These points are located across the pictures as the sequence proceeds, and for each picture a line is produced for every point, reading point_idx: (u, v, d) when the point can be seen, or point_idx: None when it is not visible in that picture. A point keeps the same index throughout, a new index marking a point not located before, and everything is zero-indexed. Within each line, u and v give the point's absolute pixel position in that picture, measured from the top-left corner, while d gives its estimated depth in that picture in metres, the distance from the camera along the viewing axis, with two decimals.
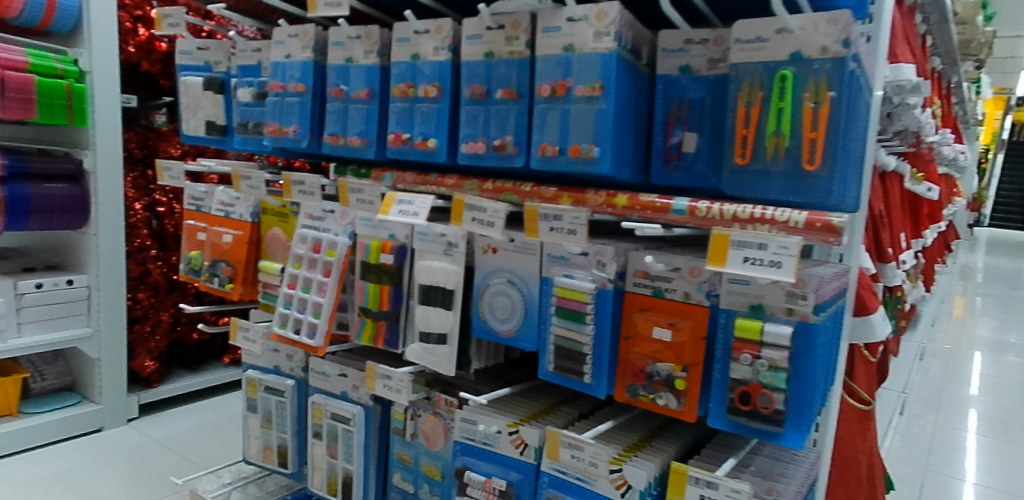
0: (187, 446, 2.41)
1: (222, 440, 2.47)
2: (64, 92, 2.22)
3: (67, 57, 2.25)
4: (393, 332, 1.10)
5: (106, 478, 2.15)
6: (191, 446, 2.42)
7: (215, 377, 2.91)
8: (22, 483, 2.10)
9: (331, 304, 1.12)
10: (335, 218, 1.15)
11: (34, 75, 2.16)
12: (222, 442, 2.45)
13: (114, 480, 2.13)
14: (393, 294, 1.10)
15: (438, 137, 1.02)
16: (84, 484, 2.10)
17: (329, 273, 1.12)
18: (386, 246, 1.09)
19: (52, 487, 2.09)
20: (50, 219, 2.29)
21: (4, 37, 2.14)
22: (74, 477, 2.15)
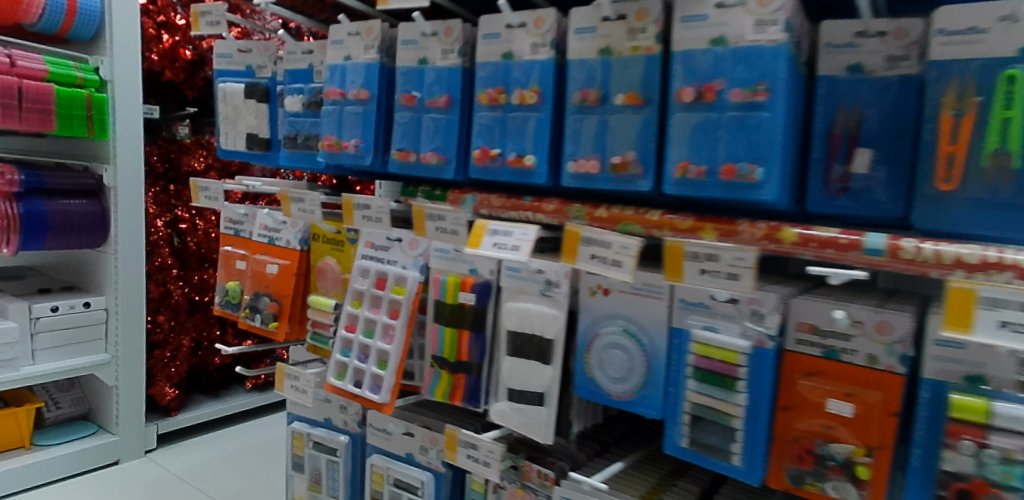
0: (207, 480, 2.22)
1: (245, 472, 2.29)
2: (84, 103, 2.07)
3: (88, 65, 2.10)
4: (473, 387, 0.91)
5: None
6: (211, 479, 2.23)
7: (238, 404, 2.71)
8: None
9: (399, 352, 0.94)
10: (403, 248, 0.97)
11: (52, 84, 2.01)
12: (245, 476, 2.26)
13: None
14: (473, 341, 0.91)
15: (537, 154, 0.83)
16: None
17: (397, 315, 0.94)
18: (466, 285, 0.91)
19: None
20: (68, 237, 2.13)
21: (22, 44, 1.99)
22: None
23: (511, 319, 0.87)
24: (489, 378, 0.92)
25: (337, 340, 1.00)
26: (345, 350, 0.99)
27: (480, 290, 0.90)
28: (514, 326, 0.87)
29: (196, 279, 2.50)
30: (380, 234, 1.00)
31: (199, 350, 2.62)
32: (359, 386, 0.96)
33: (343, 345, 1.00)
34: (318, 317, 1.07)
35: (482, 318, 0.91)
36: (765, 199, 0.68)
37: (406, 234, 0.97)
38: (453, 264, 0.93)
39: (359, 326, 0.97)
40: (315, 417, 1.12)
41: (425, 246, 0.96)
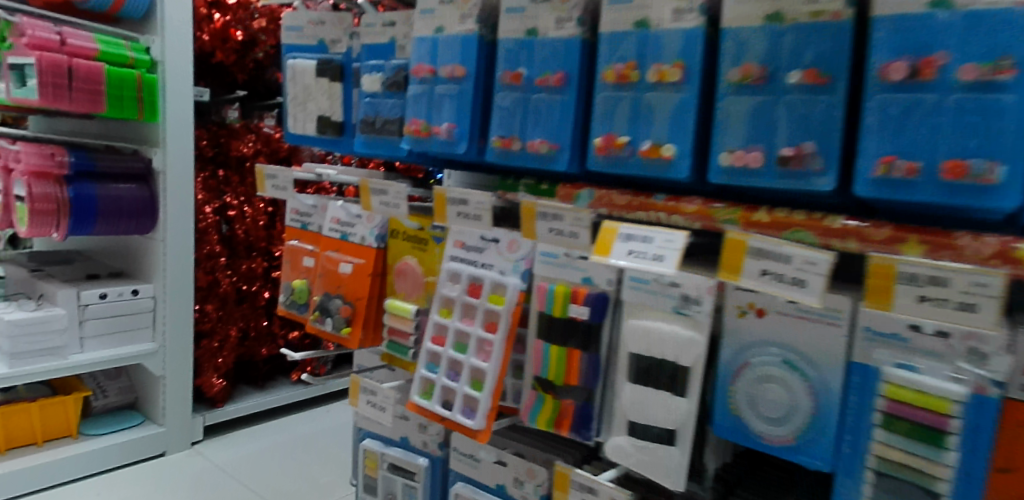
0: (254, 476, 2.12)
1: (292, 468, 2.19)
2: (135, 83, 1.98)
3: (139, 44, 2.02)
4: (584, 416, 0.77)
5: None
6: (258, 474, 2.14)
7: (286, 396, 2.64)
8: None
9: (497, 372, 0.81)
10: (502, 249, 0.84)
11: (103, 63, 1.93)
12: (293, 472, 2.15)
13: None
14: (584, 363, 0.77)
15: (677, 143, 0.68)
16: None
17: (495, 328, 0.81)
18: (578, 296, 0.76)
19: None
20: (117, 223, 2.05)
21: (73, 22, 1.91)
22: None
23: (634, 339, 0.73)
24: (604, 407, 0.78)
25: (422, 353, 0.87)
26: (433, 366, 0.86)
27: (594, 302, 0.76)
28: (638, 348, 0.73)
29: (245, 267, 2.43)
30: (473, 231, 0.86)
31: (246, 341, 2.54)
32: (448, 409, 0.84)
33: (430, 359, 0.87)
34: (397, 326, 0.95)
35: (599, 336, 0.77)
36: (1000, 206, 0.53)
37: (504, 232, 0.84)
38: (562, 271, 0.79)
39: (448, 339, 0.84)
40: (391, 435, 1.00)
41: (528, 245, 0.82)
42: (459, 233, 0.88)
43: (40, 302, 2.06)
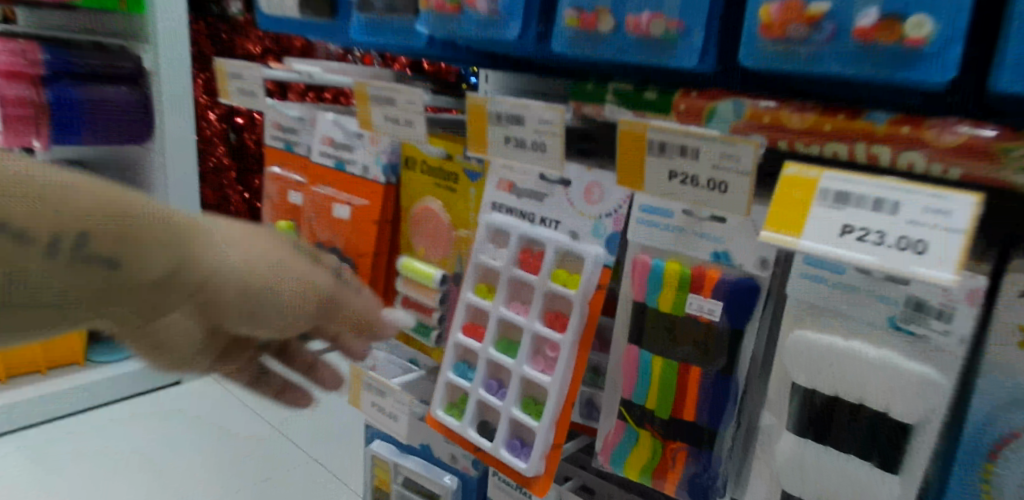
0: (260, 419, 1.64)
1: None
2: None
3: None
4: (704, 469, 0.48)
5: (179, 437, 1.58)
6: None
7: None
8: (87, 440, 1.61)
9: (566, 393, 0.52)
10: (574, 197, 0.53)
11: None
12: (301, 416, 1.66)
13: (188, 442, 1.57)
14: (708, 393, 0.47)
15: (936, 15, 0.33)
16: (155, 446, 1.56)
17: (563, 325, 0.52)
18: (705, 286, 0.46)
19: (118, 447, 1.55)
20: (109, 132, 1.73)
21: None
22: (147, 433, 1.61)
23: (804, 367, 0.43)
24: (735, 455, 0.49)
25: (450, 349, 0.59)
26: (466, 370, 0.58)
27: (733, 299, 0.45)
28: (812, 380, 0.43)
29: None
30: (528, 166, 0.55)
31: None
32: (488, 437, 0.56)
33: (462, 359, 0.59)
34: (415, 299, 0.66)
35: (737, 352, 0.46)
36: None
37: (579, 170, 0.52)
38: (677, 239, 0.47)
39: (489, 334, 0.56)
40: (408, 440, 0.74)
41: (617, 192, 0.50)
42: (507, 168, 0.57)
43: None
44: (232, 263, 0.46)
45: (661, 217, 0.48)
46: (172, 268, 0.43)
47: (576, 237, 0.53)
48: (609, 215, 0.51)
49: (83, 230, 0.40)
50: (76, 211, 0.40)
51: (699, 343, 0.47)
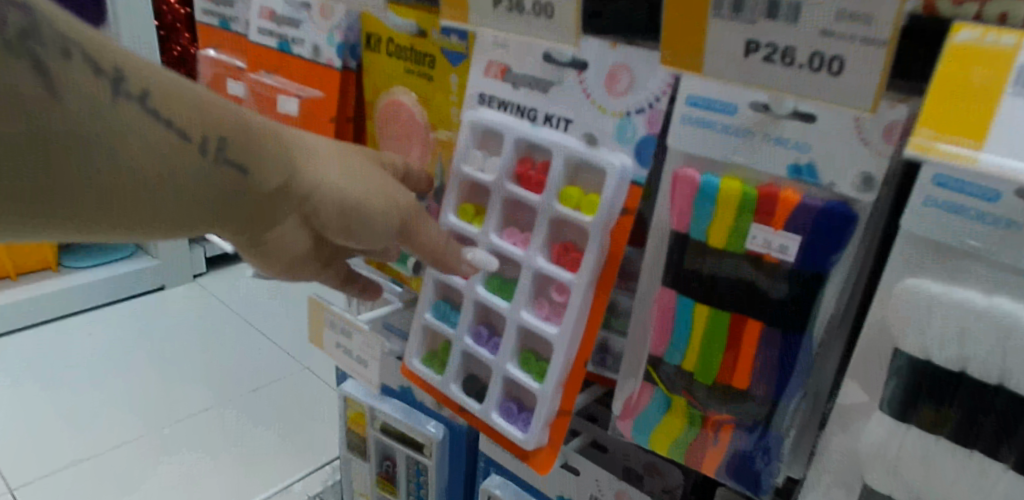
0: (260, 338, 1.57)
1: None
2: None
3: None
4: (748, 450, 0.37)
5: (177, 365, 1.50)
6: None
7: None
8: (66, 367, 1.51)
9: (578, 350, 0.41)
10: (591, 83, 0.39)
11: None
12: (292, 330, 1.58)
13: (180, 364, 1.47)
14: (773, 354, 0.35)
15: None
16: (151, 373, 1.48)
17: (574, 262, 0.40)
18: (778, 215, 0.33)
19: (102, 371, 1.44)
20: None
21: None
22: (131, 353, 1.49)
23: (916, 324, 0.31)
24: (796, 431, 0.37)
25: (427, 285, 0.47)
26: (448, 314, 0.46)
27: (818, 228, 0.32)
28: (927, 347, 0.31)
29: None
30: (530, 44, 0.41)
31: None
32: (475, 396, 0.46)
33: (443, 298, 0.48)
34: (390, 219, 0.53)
35: (815, 303, 0.33)
36: None
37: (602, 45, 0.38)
38: (740, 144, 0.34)
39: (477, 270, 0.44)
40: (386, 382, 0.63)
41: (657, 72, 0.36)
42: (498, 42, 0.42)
43: None
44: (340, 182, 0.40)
45: (716, 113, 0.34)
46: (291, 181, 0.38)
47: (594, 142, 0.39)
48: (641, 110, 0.37)
49: (225, 133, 0.35)
50: (210, 113, 0.35)
51: (763, 287, 0.34)
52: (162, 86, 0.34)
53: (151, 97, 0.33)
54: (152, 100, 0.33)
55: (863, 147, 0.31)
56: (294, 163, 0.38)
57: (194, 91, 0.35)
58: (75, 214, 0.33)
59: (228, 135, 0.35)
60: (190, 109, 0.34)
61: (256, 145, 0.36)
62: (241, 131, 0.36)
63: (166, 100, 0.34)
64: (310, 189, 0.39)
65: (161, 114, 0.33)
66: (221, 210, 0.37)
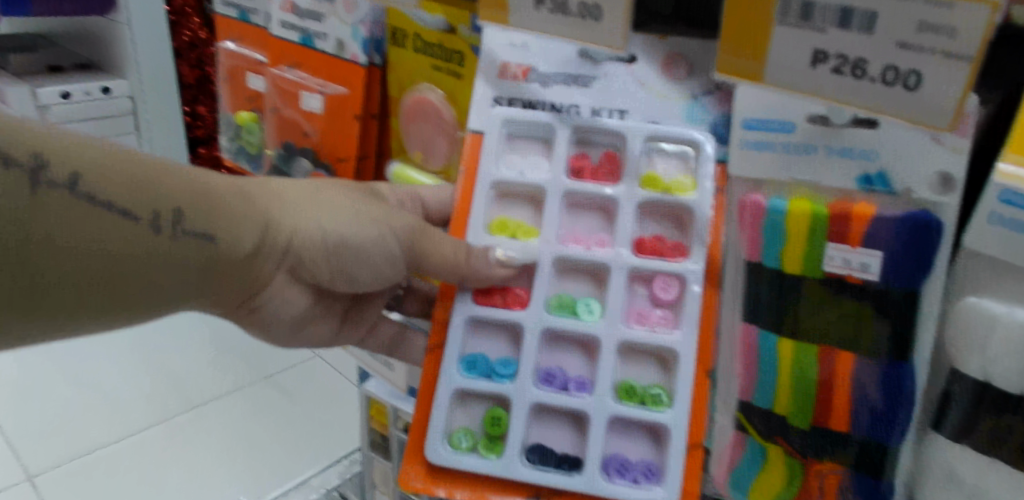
0: None
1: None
2: None
3: None
4: (862, 489, 0.35)
5: None
6: None
7: None
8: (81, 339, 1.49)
9: (696, 360, 0.40)
10: (643, 72, 0.41)
11: None
12: None
13: None
14: (875, 391, 0.34)
15: None
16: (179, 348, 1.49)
17: (676, 250, 0.42)
18: (853, 232, 0.33)
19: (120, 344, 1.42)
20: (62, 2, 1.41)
21: None
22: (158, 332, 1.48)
23: (978, 343, 0.30)
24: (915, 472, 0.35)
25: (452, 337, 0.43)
26: (494, 367, 0.43)
27: (904, 241, 0.32)
28: (989, 369, 0.30)
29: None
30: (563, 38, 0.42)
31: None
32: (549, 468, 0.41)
33: (467, 353, 0.44)
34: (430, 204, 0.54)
35: (913, 324, 0.33)
36: None
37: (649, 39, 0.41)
38: (796, 159, 0.34)
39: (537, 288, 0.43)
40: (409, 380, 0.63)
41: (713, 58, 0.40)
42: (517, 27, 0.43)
43: None
44: (317, 225, 0.43)
45: (774, 133, 0.35)
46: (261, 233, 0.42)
47: (657, 124, 0.41)
48: (709, 92, 0.40)
49: (178, 204, 0.38)
50: (154, 189, 0.38)
51: (855, 309, 0.34)
52: (108, 167, 0.37)
53: (96, 185, 0.36)
54: (87, 186, 0.36)
55: (937, 144, 0.32)
56: (266, 217, 0.42)
57: (137, 162, 0.38)
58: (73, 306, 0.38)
59: (183, 207, 0.38)
60: (136, 187, 0.37)
61: (220, 208, 0.40)
62: (196, 199, 0.39)
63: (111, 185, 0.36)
64: (284, 237, 0.43)
65: (106, 199, 0.36)
66: (202, 274, 0.41)
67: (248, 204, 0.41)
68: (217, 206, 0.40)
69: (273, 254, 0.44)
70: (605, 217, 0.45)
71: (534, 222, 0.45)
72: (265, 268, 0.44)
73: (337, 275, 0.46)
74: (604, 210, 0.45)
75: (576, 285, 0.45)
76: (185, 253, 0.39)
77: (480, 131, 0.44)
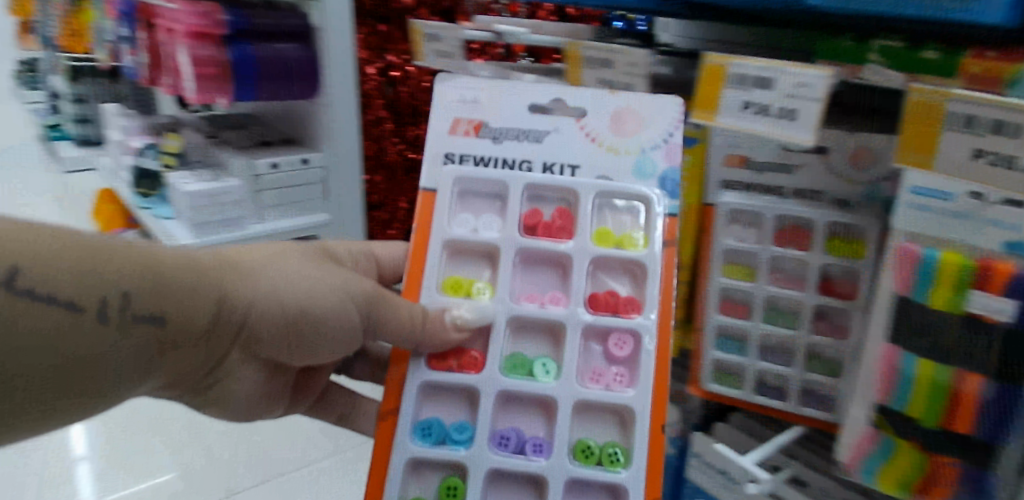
0: None
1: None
2: None
3: None
4: (973, 480, 0.55)
5: None
6: None
7: None
8: None
9: (649, 418, 0.63)
10: (603, 131, 0.68)
11: None
12: None
13: None
14: (988, 402, 0.53)
15: None
16: None
17: (628, 307, 0.66)
18: (993, 287, 0.52)
19: None
20: (281, 88, 1.65)
21: None
22: None
23: None
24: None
25: (407, 408, 0.64)
26: (451, 435, 0.64)
27: None
28: None
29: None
30: (521, 114, 0.70)
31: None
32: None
33: (421, 420, 0.65)
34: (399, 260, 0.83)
35: None
36: None
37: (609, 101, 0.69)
38: (962, 220, 0.53)
39: (492, 355, 0.65)
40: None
41: (666, 114, 0.68)
42: (468, 88, 0.70)
43: (217, 174, 1.73)
44: (256, 294, 0.59)
45: (937, 199, 0.54)
46: (217, 307, 0.58)
47: (606, 180, 0.68)
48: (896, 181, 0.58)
49: (127, 288, 0.53)
50: (100, 280, 0.52)
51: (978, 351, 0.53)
52: (59, 260, 0.51)
53: (35, 278, 0.49)
54: (28, 281, 0.49)
55: None
56: (221, 291, 0.57)
57: (80, 251, 0.52)
58: (49, 379, 0.52)
59: (131, 289, 0.53)
60: (82, 280, 0.51)
61: (168, 290, 0.54)
62: (142, 282, 0.53)
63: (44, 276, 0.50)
64: (234, 304, 0.58)
65: (47, 291, 0.49)
66: (153, 344, 0.56)
67: (200, 286, 0.56)
68: (162, 286, 0.54)
69: (230, 324, 0.59)
70: (560, 276, 0.70)
71: (483, 275, 0.70)
72: (212, 333, 0.59)
73: (274, 334, 0.62)
74: (559, 267, 0.70)
75: (530, 346, 0.68)
76: (135, 330, 0.54)
77: (433, 188, 0.68)
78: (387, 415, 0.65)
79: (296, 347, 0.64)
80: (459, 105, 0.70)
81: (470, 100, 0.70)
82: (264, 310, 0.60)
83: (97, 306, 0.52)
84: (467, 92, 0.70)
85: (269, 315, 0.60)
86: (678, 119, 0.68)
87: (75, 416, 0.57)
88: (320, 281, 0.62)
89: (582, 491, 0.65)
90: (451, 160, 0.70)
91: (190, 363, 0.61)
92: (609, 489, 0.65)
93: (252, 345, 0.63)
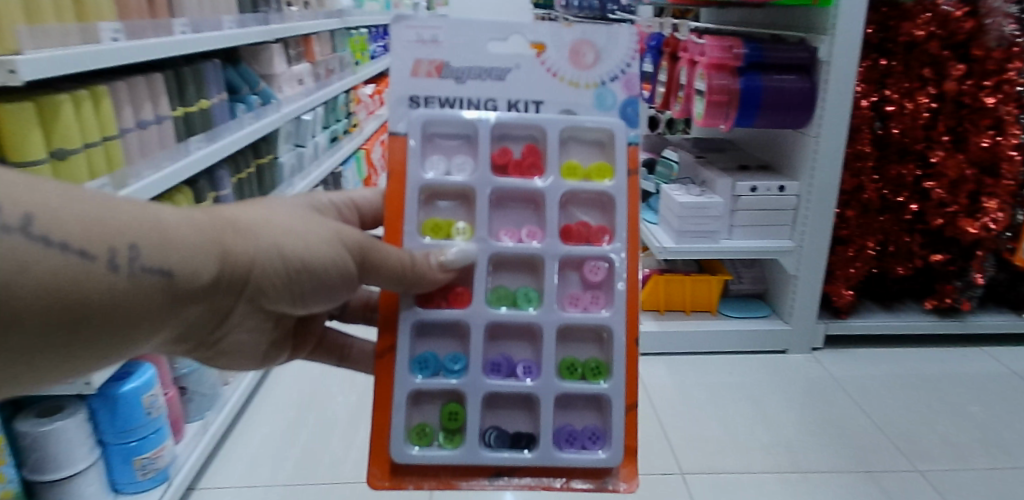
0: (901, 435, 1.92)
1: (919, 410, 2.04)
2: None
3: None
4: None
5: (815, 435, 1.92)
6: (877, 400, 2.09)
7: (915, 324, 2.42)
8: (727, 403, 2.07)
9: (621, 331, 0.93)
10: (562, 71, 0.95)
11: None
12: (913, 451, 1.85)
13: (826, 446, 1.86)
14: None
15: None
16: (794, 442, 1.88)
17: (600, 230, 0.95)
18: None
19: (755, 427, 1.94)
20: (779, 115, 2.11)
21: None
22: (781, 427, 1.94)
23: None
24: None
25: (403, 352, 0.91)
26: (446, 366, 0.93)
27: None
28: None
29: (894, 173, 2.24)
30: (489, 57, 0.95)
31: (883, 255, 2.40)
32: (506, 447, 0.93)
33: (416, 357, 0.93)
34: (377, 205, 1.08)
35: None
36: None
37: (569, 35, 0.96)
38: None
39: (476, 290, 0.92)
40: None
41: (620, 46, 0.96)
42: (426, 29, 0.94)
43: (702, 188, 2.33)
44: (256, 247, 0.75)
45: None
46: (219, 260, 0.72)
47: (571, 111, 0.96)
48: None
49: (136, 241, 0.65)
50: (111, 235, 0.64)
51: None
52: (60, 211, 0.62)
53: (50, 227, 0.60)
54: (41, 227, 0.60)
55: None
56: (224, 247, 0.72)
57: (81, 209, 0.64)
58: (60, 328, 0.63)
59: (138, 242, 0.65)
60: (95, 234, 0.63)
61: (175, 245, 0.68)
62: (144, 236, 0.66)
63: (50, 226, 0.60)
64: (239, 258, 0.73)
65: (64, 241, 0.61)
66: (167, 299, 0.69)
67: (202, 242, 0.70)
68: (166, 241, 0.67)
69: (232, 281, 0.74)
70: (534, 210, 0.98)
71: (457, 205, 0.97)
72: (216, 286, 0.73)
73: (267, 284, 0.77)
74: (534, 205, 0.98)
75: (509, 277, 0.97)
76: (148, 280, 0.67)
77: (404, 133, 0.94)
78: (385, 354, 0.92)
79: (296, 300, 0.81)
80: (419, 50, 0.94)
81: (429, 43, 0.94)
82: (263, 266, 0.76)
83: (108, 256, 0.64)
84: (424, 33, 0.94)
85: (267, 269, 0.76)
86: (634, 52, 0.96)
87: (96, 362, 0.70)
88: (310, 237, 0.79)
89: (571, 401, 0.97)
90: (417, 103, 0.95)
91: (198, 318, 0.76)
92: (598, 403, 0.97)
93: (251, 298, 0.78)
